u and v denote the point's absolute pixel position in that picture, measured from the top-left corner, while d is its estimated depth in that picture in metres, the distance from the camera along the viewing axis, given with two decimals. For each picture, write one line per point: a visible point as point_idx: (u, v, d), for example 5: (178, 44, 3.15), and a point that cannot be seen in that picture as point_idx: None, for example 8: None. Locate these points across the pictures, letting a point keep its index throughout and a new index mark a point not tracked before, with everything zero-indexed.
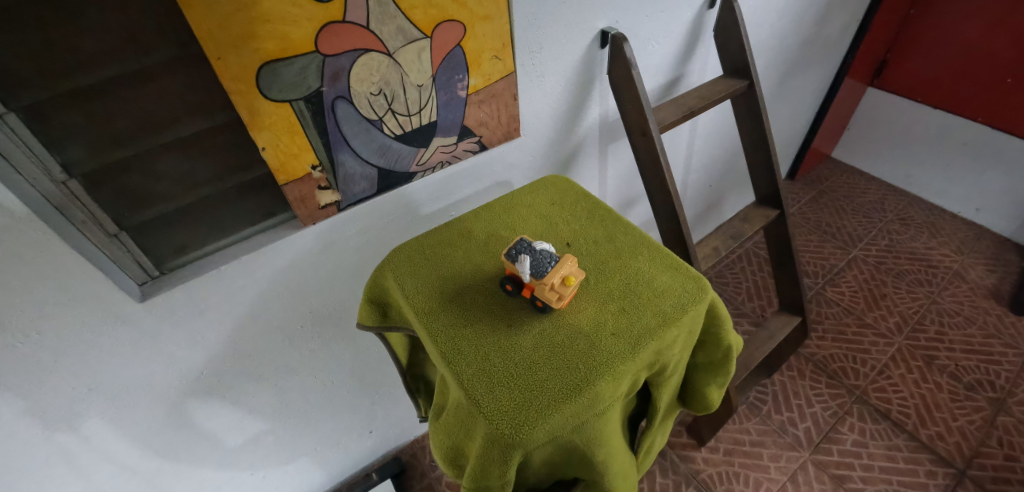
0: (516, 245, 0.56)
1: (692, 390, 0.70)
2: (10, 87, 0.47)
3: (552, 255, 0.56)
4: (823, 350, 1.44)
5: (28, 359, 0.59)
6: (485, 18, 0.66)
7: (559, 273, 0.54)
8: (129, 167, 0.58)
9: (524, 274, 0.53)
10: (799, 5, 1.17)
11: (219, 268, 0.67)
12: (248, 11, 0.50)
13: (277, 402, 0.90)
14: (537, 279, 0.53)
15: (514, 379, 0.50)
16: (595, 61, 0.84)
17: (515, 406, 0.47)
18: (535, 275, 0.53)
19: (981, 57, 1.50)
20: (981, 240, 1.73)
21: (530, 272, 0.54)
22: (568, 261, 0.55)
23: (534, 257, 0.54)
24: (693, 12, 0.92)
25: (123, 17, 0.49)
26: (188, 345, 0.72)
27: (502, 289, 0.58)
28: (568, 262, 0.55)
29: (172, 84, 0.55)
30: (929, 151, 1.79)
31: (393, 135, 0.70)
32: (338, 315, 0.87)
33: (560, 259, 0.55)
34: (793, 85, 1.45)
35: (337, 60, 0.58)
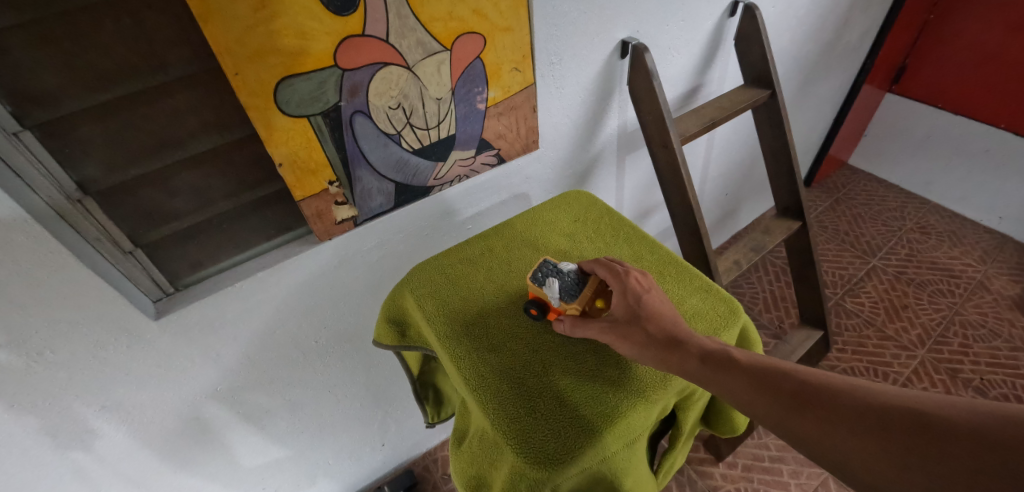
0: (542, 268, 0.56)
1: (718, 413, 0.68)
2: (26, 105, 0.46)
3: (578, 273, 0.56)
4: (843, 363, 1.41)
5: (42, 378, 0.58)
6: (505, 30, 0.65)
7: (589, 295, 0.54)
8: (144, 183, 0.57)
9: (554, 299, 0.54)
10: (819, 11, 1.15)
11: (234, 285, 0.66)
12: (266, 25, 0.49)
13: (290, 417, 0.89)
14: (567, 304, 0.53)
15: (542, 406, 0.48)
16: (615, 72, 0.82)
17: (544, 436, 0.46)
18: (566, 298, 0.53)
19: (1004, 62, 1.47)
20: (1005, 250, 1.69)
21: (559, 297, 0.54)
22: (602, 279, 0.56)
23: (563, 279, 0.54)
24: (715, 20, 0.91)
25: (141, 31, 0.48)
26: (201, 361, 0.70)
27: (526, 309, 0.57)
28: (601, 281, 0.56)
29: (189, 100, 0.54)
30: (950, 159, 1.75)
31: (411, 149, 0.68)
32: (352, 330, 0.85)
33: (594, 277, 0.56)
34: (811, 91, 1.42)
35: (356, 75, 0.57)
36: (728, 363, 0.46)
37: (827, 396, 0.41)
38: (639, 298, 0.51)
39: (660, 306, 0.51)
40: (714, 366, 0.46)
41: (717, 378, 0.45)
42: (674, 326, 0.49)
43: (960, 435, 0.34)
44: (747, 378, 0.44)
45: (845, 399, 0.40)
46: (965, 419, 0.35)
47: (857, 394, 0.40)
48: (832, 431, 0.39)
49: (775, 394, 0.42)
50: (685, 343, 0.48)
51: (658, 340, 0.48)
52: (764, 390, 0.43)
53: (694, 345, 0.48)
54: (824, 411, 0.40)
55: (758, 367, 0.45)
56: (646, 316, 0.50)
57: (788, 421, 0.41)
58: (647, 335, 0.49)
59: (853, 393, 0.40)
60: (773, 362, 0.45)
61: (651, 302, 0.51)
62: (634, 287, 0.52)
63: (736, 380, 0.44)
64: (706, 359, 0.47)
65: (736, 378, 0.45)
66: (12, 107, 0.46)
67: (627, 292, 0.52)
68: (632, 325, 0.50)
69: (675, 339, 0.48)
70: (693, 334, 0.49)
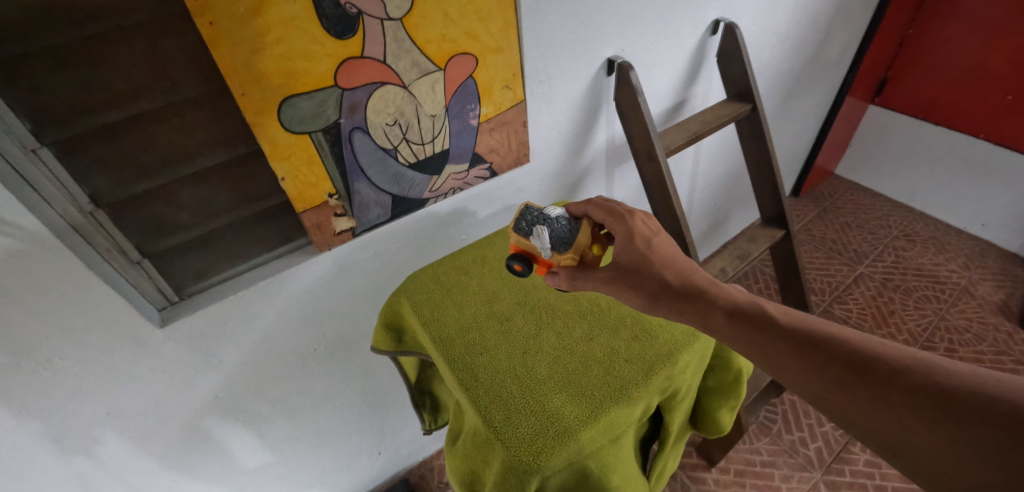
0: (531, 219, 0.59)
1: (703, 414, 0.71)
2: (45, 124, 0.49)
3: (565, 222, 0.60)
4: None
5: (51, 385, 0.60)
6: (496, 50, 0.69)
7: (577, 244, 0.58)
8: (152, 196, 0.59)
9: (545, 248, 0.58)
10: (798, 29, 1.20)
11: (238, 293, 0.69)
12: (271, 49, 0.53)
13: (289, 424, 0.91)
14: (558, 253, 0.58)
15: (528, 406, 0.51)
16: (602, 88, 0.86)
17: (530, 434, 0.48)
18: (556, 247, 0.58)
19: (980, 75, 1.53)
20: (988, 256, 1.73)
21: (550, 246, 0.58)
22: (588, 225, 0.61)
23: (552, 229, 0.58)
24: (697, 39, 0.95)
25: (154, 54, 0.51)
26: (204, 368, 0.73)
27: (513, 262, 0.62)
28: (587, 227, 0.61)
29: (196, 118, 0.57)
30: (932, 168, 1.80)
31: (407, 163, 0.72)
32: (350, 338, 0.88)
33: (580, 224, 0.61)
34: (795, 104, 1.47)
35: (355, 93, 0.60)
36: (764, 322, 0.48)
37: (855, 356, 0.43)
38: (650, 242, 0.57)
39: (676, 255, 0.57)
40: (741, 321, 0.49)
41: (750, 335, 0.48)
42: (688, 280, 0.55)
43: (990, 406, 0.35)
44: (781, 336, 0.47)
45: (872, 361, 0.42)
46: (998, 393, 0.36)
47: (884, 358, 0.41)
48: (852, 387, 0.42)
49: (799, 349, 0.45)
50: (712, 301, 0.52)
51: (681, 292, 0.53)
52: (796, 346, 0.46)
53: (730, 304, 0.51)
54: (853, 371, 0.42)
55: (795, 325, 0.47)
56: (659, 263, 0.55)
57: (811, 376, 0.44)
58: (665, 284, 0.54)
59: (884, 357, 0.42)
60: (810, 322, 0.47)
61: (661, 247, 0.57)
62: (643, 233, 0.58)
63: (770, 338, 0.47)
64: (740, 317, 0.50)
65: (769, 335, 0.47)
66: (32, 125, 0.49)
67: (638, 238, 0.57)
68: (643, 270, 0.55)
69: (709, 298, 0.52)
70: (732, 293, 0.52)
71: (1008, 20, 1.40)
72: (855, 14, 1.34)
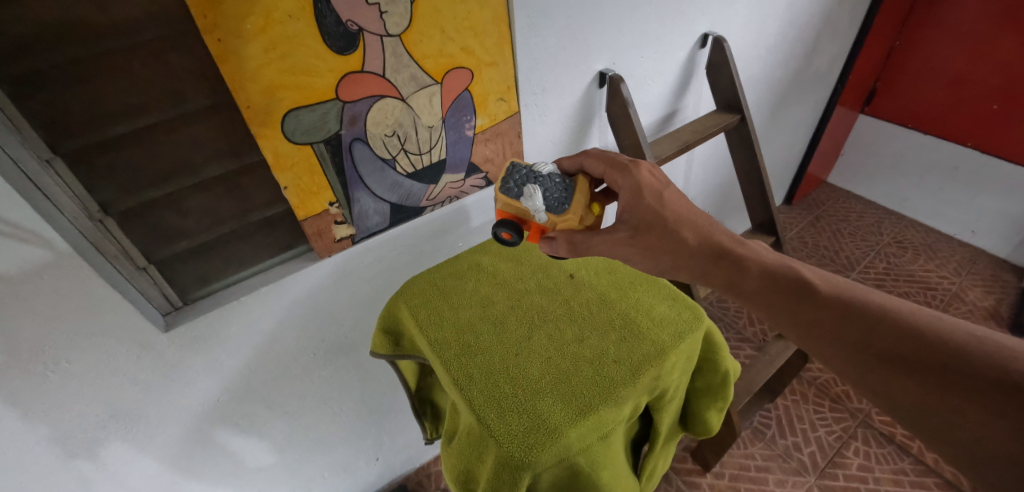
0: (520, 182, 0.62)
1: (692, 415, 0.73)
2: (59, 135, 0.52)
3: (554, 183, 0.62)
4: (826, 373, 1.45)
5: (58, 387, 0.62)
6: (491, 64, 0.72)
7: (569, 205, 0.61)
8: (159, 205, 0.61)
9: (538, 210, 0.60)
10: (786, 42, 1.24)
11: (240, 298, 0.71)
12: (276, 64, 0.55)
13: (287, 429, 0.92)
14: (551, 214, 0.61)
15: (519, 404, 0.54)
16: (594, 99, 0.89)
17: (523, 432, 0.51)
18: (550, 209, 0.60)
19: (967, 84, 1.55)
20: (978, 262, 1.76)
21: (543, 208, 0.61)
22: (581, 188, 0.63)
23: (543, 189, 0.61)
24: (687, 52, 0.98)
25: (164, 69, 0.54)
26: (205, 372, 0.74)
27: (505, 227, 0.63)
28: (580, 189, 0.64)
29: (203, 130, 0.59)
30: (921, 176, 1.83)
31: (405, 172, 0.74)
32: (349, 343, 0.90)
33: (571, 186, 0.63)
34: (785, 114, 1.50)
35: (355, 106, 0.63)
36: (802, 289, 0.51)
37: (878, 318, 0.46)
38: (660, 194, 0.60)
39: (693, 211, 0.60)
40: (772, 281, 0.53)
41: (788, 303, 0.52)
42: (707, 237, 0.58)
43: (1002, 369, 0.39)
44: (816, 303, 0.50)
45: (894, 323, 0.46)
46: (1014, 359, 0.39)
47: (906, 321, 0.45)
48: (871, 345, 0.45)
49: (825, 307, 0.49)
50: (745, 263, 0.56)
51: (707, 253, 0.57)
52: (832, 314, 0.49)
53: (767, 270, 0.54)
54: (877, 330, 0.46)
55: (834, 292, 0.50)
56: (674, 218, 0.59)
57: (833, 332, 0.48)
58: (684, 242, 0.58)
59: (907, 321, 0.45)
60: (848, 289, 0.50)
61: (672, 198, 0.60)
62: (651, 184, 0.61)
63: (806, 305, 0.50)
64: (778, 285, 0.53)
65: (806, 303, 0.51)
66: (45, 136, 0.51)
67: (647, 190, 0.60)
68: (659, 226, 0.59)
69: (746, 265, 0.55)
70: (771, 260, 0.55)
71: (993, 32, 1.44)
72: (841, 27, 1.38)
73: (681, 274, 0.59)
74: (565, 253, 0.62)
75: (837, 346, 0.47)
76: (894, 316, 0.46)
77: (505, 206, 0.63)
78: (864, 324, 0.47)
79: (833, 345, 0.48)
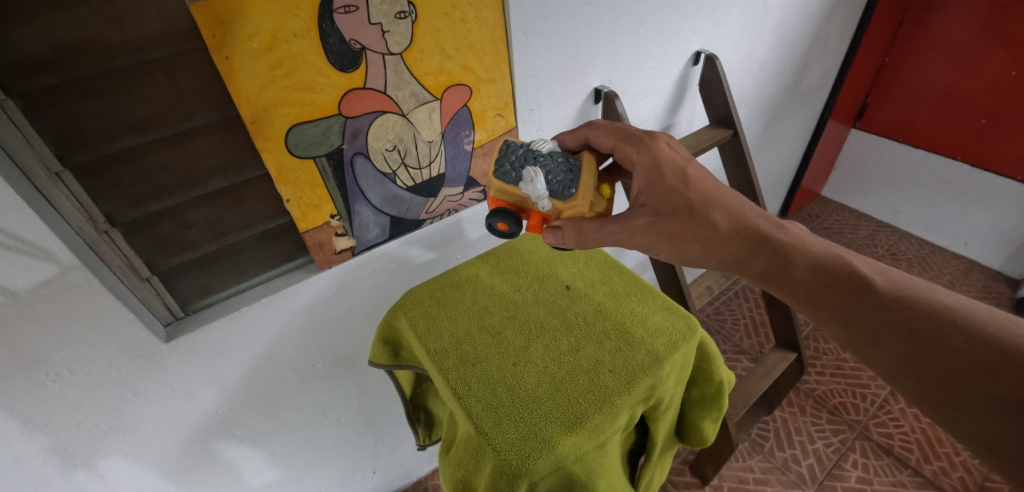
0: (518, 167, 0.60)
1: (688, 425, 0.74)
2: (68, 149, 0.53)
3: (557, 166, 0.61)
4: (823, 385, 1.46)
5: (58, 397, 0.62)
6: (489, 82, 0.74)
7: (576, 191, 0.60)
8: (163, 217, 0.62)
9: (543, 198, 0.58)
10: (777, 59, 1.27)
11: (241, 309, 0.72)
12: (281, 80, 0.57)
13: (284, 441, 0.92)
14: (558, 201, 0.59)
15: (529, 411, 0.55)
16: (590, 114, 0.92)
17: (544, 438, 0.52)
18: (556, 195, 0.59)
19: (955, 99, 1.59)
20: (971, 274, 1.79)
21: (549, 195, 0.59)
22: (584, 170, 0.63)
23: (547, 175, 0.59)
24: (680, 68, 1.01)
25: (173, 86, 0.55)
26: (205, 383, 0.75)
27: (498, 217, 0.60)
28: (582, 171, 0.63)
29: (208, 144, 0.61)
30: (913, 190, 1.86)
31: (405, 186, 0.76)
32: (348, 355, 0.90)
33: (573, 167, 0.62)
34: (778, 129, 1.53)
35: (357, 121, 0.65)
36: (858, 284, 0.53)
37: (928, 319, 0.49)
38: (683, 171, 0.60)
39: (722, 192, 0.60)
40: (822, 274, 0.55)
41: (843, 299, 0.53)
42: (739, 218, 0.59)
43: None
44: (874, 300, 0.51)
45: (943, 324, 0.48)
46: None
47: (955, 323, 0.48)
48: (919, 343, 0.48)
49: (875, 304, 0.51)
50: (791, 256, 0.57)
51: (750, 241, 0.58)
52: (891, 312, 0.50)
53: (818, 264, 0.56)
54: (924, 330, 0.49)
55: (891, 288, 0.52)
56: (700, 200, 0.59)
57: (882, 329, 0.50)
58: (715, 226, 0.59)
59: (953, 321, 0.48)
60: (905, 285, 0.52)
61: (695, 174, 0.60)
62: (670, 159, 0.61)
63: (863, 301, 0.52)
64: (831, 279, 0.54)
65: (857, 297, 0.52)
66: (56, 149, 0.52)
67: (667, 167, 0.61)
68: (686, 210, 0.59)
69: (795, 258, 0.56)
70: (820, 251, 0.57)
71: (979, 50, 1.48)
72: (831, 44, 1.42)
73: (715, 261, 0.60)
74: (572, 243, 0.59)
75: (893, 344, 0.50)
76: (953, 316, 0.48)
77: (502, 193, 0.60)
78: (924, 323, 0.49)
79: (890, 344, 0.50)
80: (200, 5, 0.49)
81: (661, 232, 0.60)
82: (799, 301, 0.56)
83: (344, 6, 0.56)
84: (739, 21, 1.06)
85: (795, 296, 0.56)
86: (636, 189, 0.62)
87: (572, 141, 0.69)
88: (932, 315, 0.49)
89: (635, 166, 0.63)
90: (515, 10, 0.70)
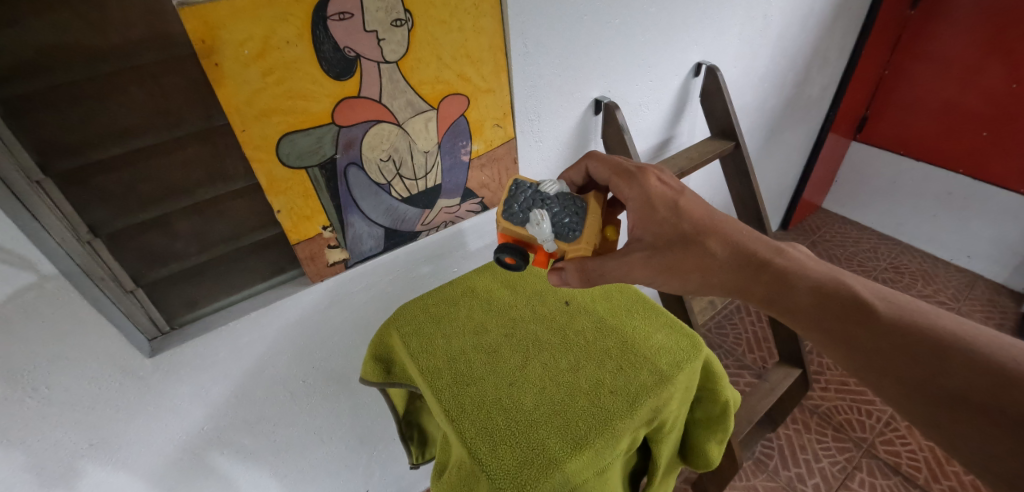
0: (523, 207, 0.60)
1: (692, 446, 0.71)
2: (49, 156, 0.51)
3: (562, 209, 0.60)
4: (827, 401, 1.43)
5: (34, 415, 0.59)
6: (487, 91, 0.73)
7: (581, 234, 0.58)
8: (150, 227, 0.60)
9: (548, 240, 0.58)
10: (778, 71, 1.26)
11: (229, 323, 0.70)
12: (272, 88, 0.55)
13: (274, 460, 0.88)
14: (563, 243, 0.58)
15: (529, 435, 0.53)
16: (590, 125, 0.91)
17: (539, 467, 0.50)
18: (562, 237, 0.58)
19: (955, 112, 1.58)
20: (975, 287, 1.77)
21: (554, 237, 0.58)
22: (591, 212, 0.60)
23: (551, 216, 0.58)
24: (681, 80, 1.00)
25: (160, 92, 0.53)
26: (190, 399, 0.72)
27: (504, 256, 0.60)
28: (590, 211, 0.61)
29: (197, 152, 0.59)
30: (914, 203, 1.85)
31: (401, 197, 0.74)
32: (341, 369, 0.88)
33: (581, 209, 0.60)
34: (779, 141, 1.52)
35: (350, 131, 0.63)
36: (860, 309, 0.49)
37: (936, 345, 0.45)
38: (675, 204, 0.59)
39: (716, 220, 0.58)
40: (823, 298, 0.51)
41: (845, 326, 0.49)
42: (735, 246, 0.56)
43: None
44: (877, 326, 0.47)
45: (953, 350, 0.44)
46: None
47: (965, 350, 0.44)
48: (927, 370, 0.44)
49: (880, 329, 0.47)
50: (792, 279, 0.53)
51: (747, 265, 0.55)
52: (894, 340, 0.46)
53: (819, 288, 0.52)
54: (932, 356, 0.45)
55: (893, 313, 0.48)
56: (694, 229, 0.57)
57: (887, 355, 0.46)
58: (709, 254, 0.56)
59: (963, 348, 0.44)
60: (908, 310, 0.48)
61: (687, 206, 0.59)
62: (661, 193, 0.60)
63: (866, 329, 0.48)
64: (832, 305, 0.50)
65: (862, 322, 0.48)
66: (37, 157, 0.50)
67: (658, 200, 0.59)
68: (681, 241, 0.57)
69: (794, 282, 0.53)
70: (820, 274, 0.53)
71: (977, 62, 1.48)
72: (832, 56, 1.41)
73: (715, 288, 0.57)
74: (577, 283, 0.59)
75: (899, 375, 0.45)
76: (959, 344, 0.44)
77: (509, 232, 0.61)
78: (929, 353, 0.45)
79: (895, 376, 0.46)
80: (190, 10, 0.47)
81: (660, 264, 0.57)
82: (801, 327, 0.52)
83: (338, 13, 0.55)
84: (740, 32, 1.05)
85: (798, 321, 0.52)
86: (632, 223, 0.61)
87: (575, 175, 0.69)
88: (940, 340, 0.45)
89: (627, 201, 0.62)
90: (515, 18, 0.68)
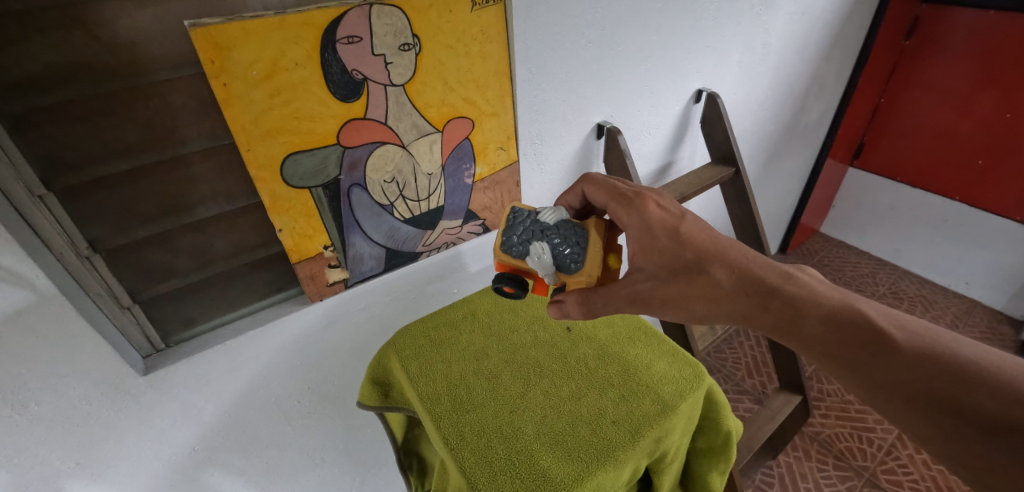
0: (520, 238, 0.61)
1: (693, 475, 0.70)
2: (54, 171, 0.51)
3: (561, 242, 0.59)
4: (827, 428, 1.41)
5: (20, 433, 0.57)
6: (492, 115, 0.73)
7: (582, 268, 0.59)
8: (150, 243, 0.60)
9: (547, 274, 0.59)
10: (778, 98, 1.28)
11: (225, 342, 0.70)
12: (279, 109, 0.56)
13: (265, 485, 0.85)
14: (564, 276, 0.59)
15: (529, 466, 0.52)
16: (592, 149, 0.92)
17: None
18: (564, 270, 0.59)
19: (951, 140, 1.60)
20: (973, 314, 1.77)
21: (554, 270, 0.59)
22: (593, 242, 0.60)
23: (550, 250, 0.58)
24: (682, 106, 1.01)
25: (166, 110, 0.54)
26: (182, 418, 0.70)
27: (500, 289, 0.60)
28: (591, 241, 0.60)
29: (201, 170, 0.59)
30: (912, 229, 1.86)
31: (403, 218, 0.74)
32: (337, 389, 0.87)
33: (582, 238, 0.60)
34: (778, 166, 1.54)
35: (355, 151, 0.63)
36: (876, 339, 0.47)
37: (957, 378, 0.43)
38: (676, 230, 0.59)
39: (722, 246, 0.57)
40: (836, 328, 0.49)
41: (860, 357, 0.47)
42: (741, 273, 0.55)
43: None
44: (893, 358, 0.46)
45: (979, 385, 0.42)
46: None
47: (990, 384, 0.42)
48: (948, 405, 0.43)
49: (897, 360, 0.45)
50: (804, 309, 0.51)
51: (753, 293, 0.54)
52: (912, 371, 0.45)
53: (832, 316, 0.50)
54: (953, 388, 0.43)
55: (912, 344, 0.46)
56: (697, 256, 0.57)
57: (902, 388, 0.45)
58: (714, 281, 0.55)
59: (986, 381, 0.42)
60: (926, 339, 0.46)
61: (689, 231, 0.58)
62: (662, 219, 0.60)
63: (882, 360, 0.46)
64: (845, 335, 0.48)
65: (878, 355, 0.46)
66: (40, 171, 0.50)
67: (658, 227, 0.59)
68: (683, 271, 0.57)
69: (805, 311, 0.51)
70: (833, 301, 0.51)
71: (970, 92, 1.50)
72: (829, 83, 1.43)
73: (724, 318, 0.56)
74: (577, 315, 0.59)
75: (920, 409, 0.44)
76: (984, 378, 0.42)
77: (507, 263, 0.61)
78: (950, 387, 0.43)
79: (914, 411, 0.44)
80: (201, 31, 0.48)
81: (666, 294, 0.57)
82: (813, 357, 0.51)
83: (347, 37, 0.56)
84: (741, 60, 1.07)
85: (810, 351, 0.51)
86: (632, 251, 0.61)
87: (572, 199, 0.69)
88: (962, 371, 0.43)
89: (626, 228, 0.61)
90: (520, 44, 0.70)
